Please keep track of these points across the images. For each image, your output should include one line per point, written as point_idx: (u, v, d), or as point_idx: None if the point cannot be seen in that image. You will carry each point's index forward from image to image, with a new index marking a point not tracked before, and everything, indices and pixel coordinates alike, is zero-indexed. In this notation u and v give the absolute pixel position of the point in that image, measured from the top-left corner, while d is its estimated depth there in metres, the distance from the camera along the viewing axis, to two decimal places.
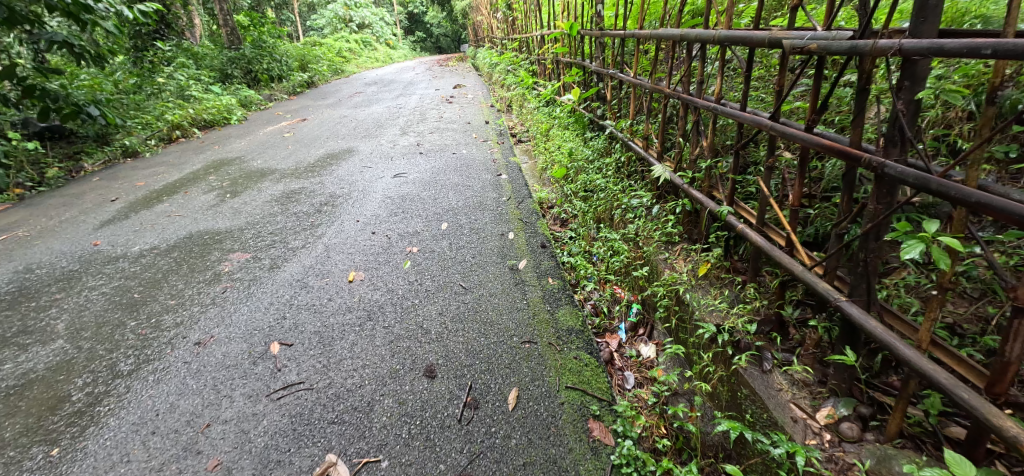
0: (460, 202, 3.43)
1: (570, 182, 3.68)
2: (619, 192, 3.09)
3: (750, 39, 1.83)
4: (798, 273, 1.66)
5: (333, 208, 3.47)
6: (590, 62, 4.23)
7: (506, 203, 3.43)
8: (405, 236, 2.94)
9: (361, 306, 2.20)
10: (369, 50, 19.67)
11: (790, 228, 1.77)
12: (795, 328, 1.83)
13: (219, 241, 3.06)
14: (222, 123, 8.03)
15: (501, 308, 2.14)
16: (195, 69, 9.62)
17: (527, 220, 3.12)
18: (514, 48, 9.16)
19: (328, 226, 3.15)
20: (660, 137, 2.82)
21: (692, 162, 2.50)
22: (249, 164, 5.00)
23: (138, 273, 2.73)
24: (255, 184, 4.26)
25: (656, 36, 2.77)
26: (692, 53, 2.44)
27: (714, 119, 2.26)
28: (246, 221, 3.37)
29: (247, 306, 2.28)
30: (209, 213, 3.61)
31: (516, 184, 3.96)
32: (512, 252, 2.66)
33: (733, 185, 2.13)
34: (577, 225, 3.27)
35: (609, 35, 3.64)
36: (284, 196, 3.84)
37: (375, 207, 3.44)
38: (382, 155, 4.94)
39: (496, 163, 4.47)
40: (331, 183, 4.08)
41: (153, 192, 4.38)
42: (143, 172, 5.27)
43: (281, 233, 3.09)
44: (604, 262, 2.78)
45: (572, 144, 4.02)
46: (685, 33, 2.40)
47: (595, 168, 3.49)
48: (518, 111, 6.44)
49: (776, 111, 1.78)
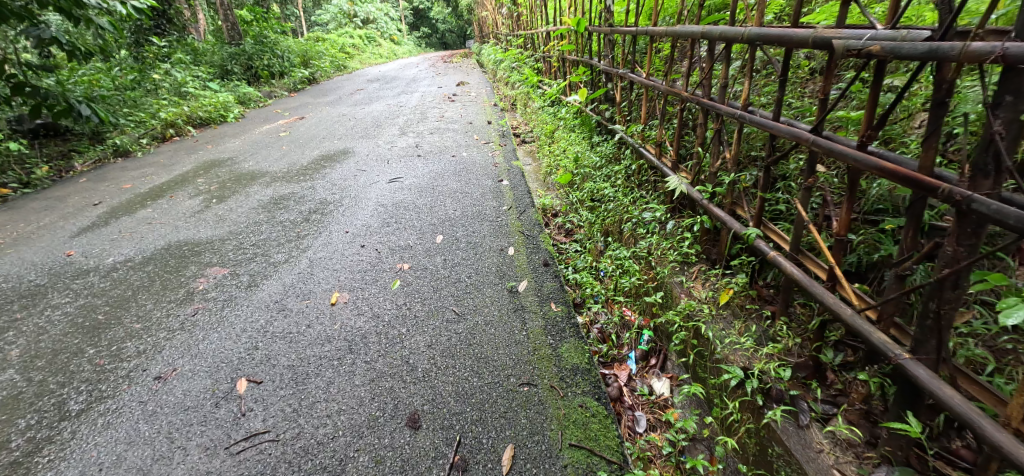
0: (458, 211, 3.21)
1: (576, 189, 3.45)
2: (630, 203, 2.86)
3: (787, 37, 1.59)
4: (846, 316, 1.44)
5: (322, 217, 3.26)
6: (598, 61, 3.97)
7: (506, 212, 3.19)
8: (396, 250, 2.71)
9: (342, 335, 1.98)
10: (372, 45, 19.43)
11: (834, 260, 1.54)
12: (835, 375, 1.62)
13: (198, 254, 2.85)
14: (218, 120, 7.83)
15: (498, 340, 1.92)
16: (193, 65, 9.42)
17: (529, 233, 2.89)
18: (519, 44, 8.88)
19: (315, 238, 2.93)
20: (676, 144, 2.57)
21: (712, 175, 2.26)
22: (240, 166, 4.79)
23: (107, 290, 2.52)
24: (244, 188, 4.04)
25: (674, 33, 2.53)
26: (713, 52, 2.19)
27: (739, 127, 2.01)
28: (228, 230, 3.16)
29: (217, 332, 2.07)
30: (192, 221, 3.39)
31: (518, 190, 3.72)
32: (511, 271, 2.43)
33: (760, 203, 1.89)
34: (583, 238, 3.04)
35: (619, 33, 3.39)
36: (272, 203, 3.63)
37: (367, 216, 3.22)
38: (379, 157, 4.71)
39: (498, 167, 4.23)
40: (323, 188, 3.86)
41: (137, 196, 4.17)
42: (132, 173, 5.07)
43: (265, 246, 2.88)
44: (612, 281, 2.55)
45: (579, 148, 3.77)
46: (708, 30, 2.17)
47: (602, 175, 3.25)
48: (522, 110, 6.20)
49: (819, 122, 1.53)
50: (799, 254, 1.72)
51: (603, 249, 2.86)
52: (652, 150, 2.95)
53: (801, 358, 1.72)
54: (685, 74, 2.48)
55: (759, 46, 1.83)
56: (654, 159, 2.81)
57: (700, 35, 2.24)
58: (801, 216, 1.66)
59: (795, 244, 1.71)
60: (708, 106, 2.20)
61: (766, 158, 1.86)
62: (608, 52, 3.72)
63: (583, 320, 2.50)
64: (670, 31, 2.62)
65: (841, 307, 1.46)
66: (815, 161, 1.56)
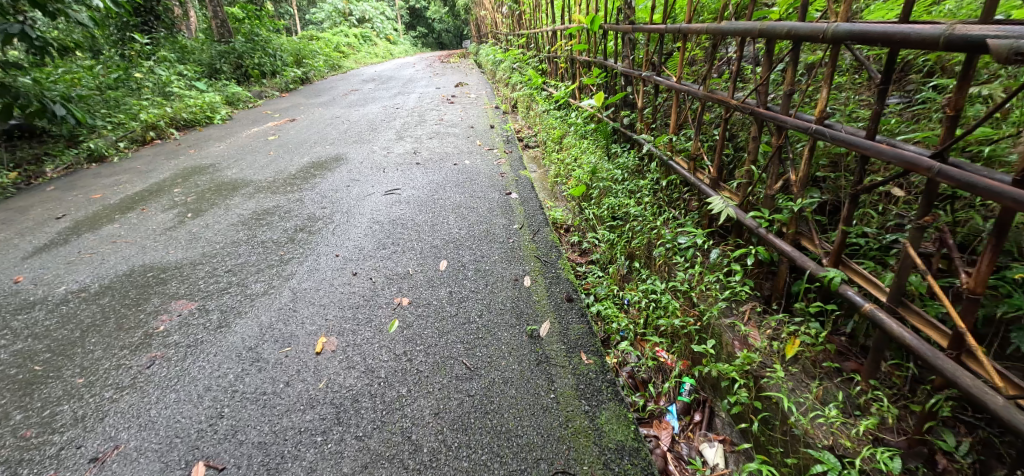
0: (462, 231, 2.85)
1: (592, 204, 3.08)
2: (661, 224, 2.51)
3: (898, 36, 1.24)
4: (995, 407, 1.10)
5: (309, 237, 2.89)
6: (615, 63, 3.61)
7: (516, 231, 2.83)
8: (393, 280, 2.34)
9: (327, 398, 1.62)
10: (368, 45, 19.01)
11: (964, 326, 1.20)
12: (955, 465, 1.29)
13: (163, 282, 2.48)
14: (204, 121, 7.41)
15: (519, 406, 1.56)
16: (178, 63, 8.98)
17: (544, 258, 2.53)
18: (521, 44, 8.50)
19: (299, 264, 2.56)
20: (718, 159, 2.22)
21: (768, 197, 1.90)
22: (222, 174, 4.41)
23: (51, 330, 2.16)
24: (223, 200, 3.67)
25: (718, 30, 2.18)
26: (773, 53, 1.84)
27: (812, 144, 1.65)
28: (202, 252, 2.79)
29: (175, 393, 1.71)
30: (162, 240, 3.02)
31: (528, 205, 3.36)
32: (528, 307, 2.07)
33: (841, 238, 1.55)
34: (603, 261, 2.67)
35: (643, 31, 3.03)
36: (253, 218, 3.26)
37: (360, 236, 2.85)
38: (373, 165, 4.33)
39: (504, 177, 3.86)
40: (311, 201, 3.49)
41: (106, 208, 3.79)
42: (104, 181, 4.69)
43: (241, 272, 2.51)
44: (642, 315, 2.17)
45: (594, 159, 3.42)
46: (768, 26, 1.81)
47: (625, 190, 2.90)
48: (526, 113, 5.84)
49: (948, 147, 1.18)
50: (899, 306, 1.37)
51: (628, 273, 2.49)
52: (685, 165, 2.60)
53: (902, 436, 1.39)
54: (733, 78, 2.12)
55: (846, 46, 1.48)
56: (689, 175, 2.47)
57: (757, 32, 1.88)
58: (909, 262, 1.30)
59: (897, 294, 1.36)
60: (766, 117, 1.84)
61: (851, 185, 1.51)
62: (627, 53, 3.36)
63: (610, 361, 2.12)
64: (712, 27, 2.26)
65: (985, 393, 1.12)
66: (935, 197, 1.22)
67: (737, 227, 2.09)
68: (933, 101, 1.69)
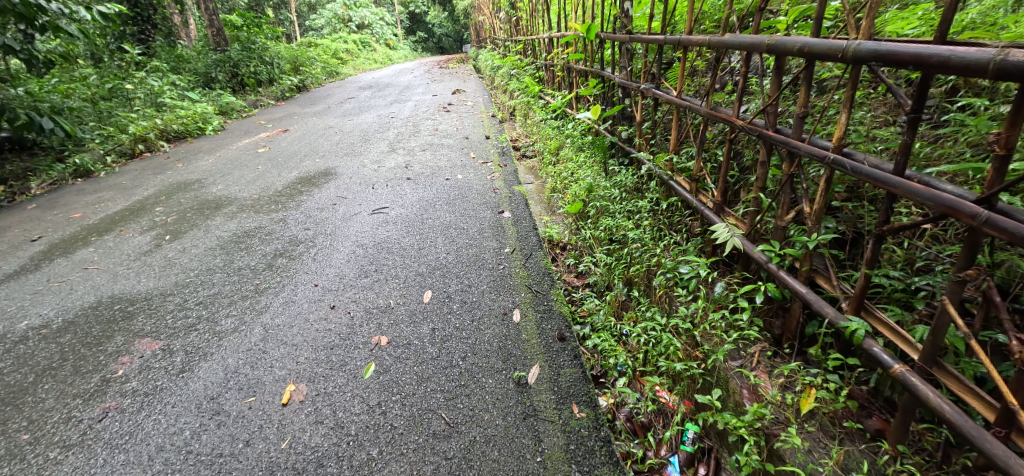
0: (450, 255, 2.69)
1: (589, 224, 2.92)
2: (660, 250, 2.34)
3: (936, 58, 1.11)
4: None
5: (289, 262, 2.74)
6: (612, 73, 3.44)
7: (508, 256, 2.67)
8: (373, 314, 2.18)
9: (290, 462, 1.47)
10: (367, 50, 18.87)
11: (1014, 401, 1.04)
12: None
13: (129, 317, 2.32)
14: (196, 132, 7.28)
15: (501, 472, 1.41)
16: (172, 73, 8.85)
17: (536, 287, 2.37)
18: (518, 50, 8.34)
19: (275, 294, 2.40)
20: (722, 182, 2.06)
21: (777, 228, 1.74)
22: (207, 191, 4.26)
23: (4, 373, 2.01)
24: (205, 221, 3.51)
25: (721, 43, 2.02)
26: (783, 70, 1.69)
27: (828, 174, 1.49)
28: (174, 281, 2.63)
29: (124, 454, 1.55)
30: (135, 267, 2.87)
31: (521, 224, 3.18)
32: (517, 349, 1.90)
33: (864, 284, 1.40)
34: (600, 288, 2.51)
35: (642, 41, 2.87)
36: (234, 241, 3.11)
37: (342, 261, 2.70)
38: (362, 180, 4.17)
39: (497, 193, 3.69)
40: (295, 221, 3.34)
41: (84, 229, 3.64)
42: (87, 199, 4.55)
43: (213, 305, 2.35)
44: (642, 352, 2.01)
45: (591, 176, 3.25)
46: (777, 40, 1.66)
47: (622, 211, 2.74)
48: (523, 122, 5.69)
49: (994, 191, 1.03)
50: (933, 366, 1.22)
51: (626, 302, 2.33)
52: (687, 185, 2.44)
53: None
54: (738, 95, 1.96)
55: (868, 68, 1.33)
56: (692, 197, 2.31)
57: (765, 47, 1.73)
58: (946, 319, 1.14)
59: (931, 354, 1.20)
60: (776, 141, 1.68)
61: (876, 223, 1.35)
62: (625, 63, 3.20)
63: (606, 401, 1.94)
64: (715, 40, 2.10)
65: None
66: (978, 248, 1.07)
67: (744, 259, 1.92)
68: (959, 127, 1.54)
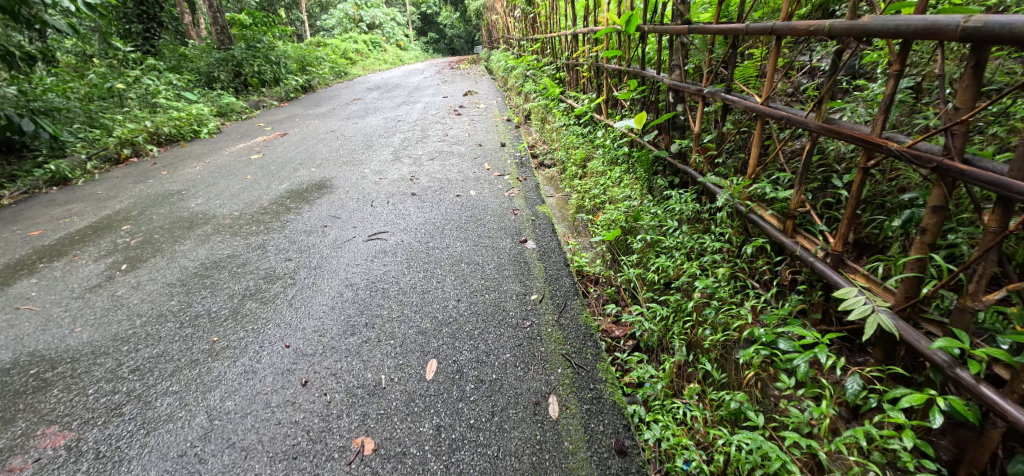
0: (460, 303, 2.11)
1: (633, 260, 2.32)
2: (744, 310, 1.75)
3: None
4: None
5: (258, 309, 2.18)
6: (658, 73, 2.85)
7: (534, 307, 2.07)
8: (356, 399, 1.62)
9: None
10: (377, 51, 18.39)
11: None
12: None
13: (42, 389, 1.82)
14: (189, 135, 6.79)
15: None
16: (170, 72, 8.40)
17: (575, 359, 1.78)
18: (535, 50, 7.80)
19: (232, 361, 1.85)
20: (846, 227, 1.47)
21: (958, 310, 1.13)
22: (184, 207, 3.75)
23: None
24: (172, 246, 2.99)
25: (849, 29, 1.41)
26: (987, 68, 1.07)
27: None
28: (113, 335, 2.11)
29: None
30: (74, 310, 2.35)
31: (549, 257, 2.57)
32: (557, 469, 1.37)
33: None
34: (654, 351, 1.92)
35: (706, 32, 2.26)
36: (199, 274, 2.57)
37: (323, 309, 2.13)
38: (361, 195, 3.61)
39: (517, 215, 3.09)
40: (275, 249, 2.79)
41: (34, 254, 3.14)
42: (54, 212, 4.07)
43: (150, 378, 1.81)
44: (720, 457, 1.34)
45: (634, 199, 2.66)
46: (984, 20, 1.04)
47: (679, 246, 2.14)
48: (541, 128, 5.13)
49: None
50: None
51: (688, 370, 1.75)
52: (776, 222, 1.81)
53: None
54: (883, 104, 1.34)
55: None
56: (789, 241, 1.70)
57: (955, 31, 1.10)
58: None
59: None
60: (976, 181, 1.06)
61: None
62: (678, 61, 2.60)
63: None
64: (837, 24, 1.47)
65: None
66: None
67: (888, 343, 1.31)
68: None
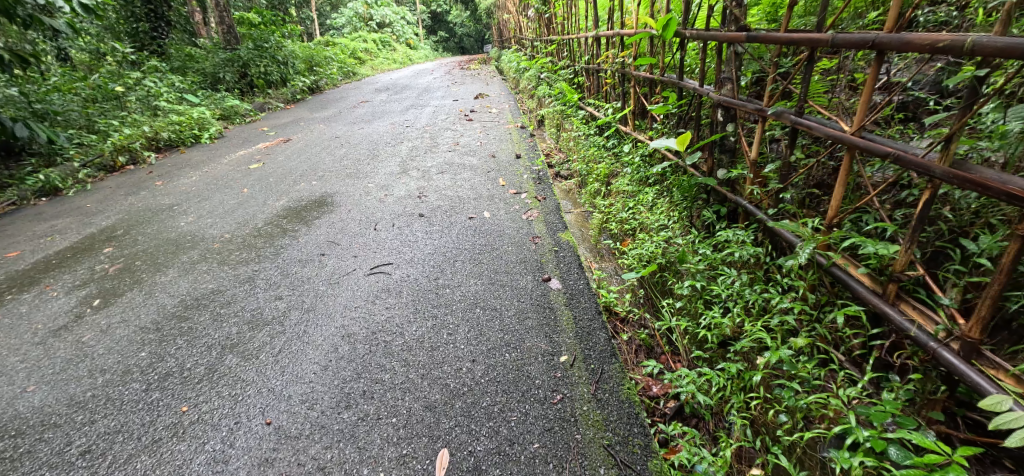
0: (476, 365, 1.78)
1: (677, 309, 1.97)
2: (832, 395, 1.40)
3: None
4: None
5: (238, 368, 1.85)
6: (701, 85, 2.48)
7: (564, 374, 1.74)
8: None
9: None
10: (387, 51, 18.12)
11: None
12: None
13: None
14: (190, 140, 6.50)
15: None
16: (173, 73, 8.10)
17: (617, 453, 1.45)
18: (550, 51, 7.42)
19: (198, 447, 1.52)
20: (991, 312, 1.15)
21: None
22: (174, 226, 3.44)
23: None
24: (152, 277, 2.66)
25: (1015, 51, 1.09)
26: None
27: None
28: (68, 399, 1.79)
29: None
30: (31, 361, 2.04)
31: (577, 300, 2.23)
32: None
33: None
34: (704, 422, 1.59)
35: (768, 41, 1.87)
36: (176, 316, 2.25)
37: (312, 371, 1.80)
38: (364, 215, 3.29)
39: (537, 244, 2.75)
40: (264, 284, 2.46)
41: (4, 282, 2.84)
42: (39, 228, 3.78)
43: (99, 467, 1.49)
44: None
45: (673, 230, 2.31)
46: None
47: (736, 298, 1.79)
48: (558, 137, 4.78)
49: None
50: None
51: (751, 450, 1.46)
52: (871, 283, 1.47)
53: None
54: None
55: None
56: (896, 313, 1.37)
57: None
58: None
59: None
60: None
61: None
62: (729, 73, 2.22)
63: None
64: (990, 42, 1.13)
65: None
66: None
67: None
68: None
